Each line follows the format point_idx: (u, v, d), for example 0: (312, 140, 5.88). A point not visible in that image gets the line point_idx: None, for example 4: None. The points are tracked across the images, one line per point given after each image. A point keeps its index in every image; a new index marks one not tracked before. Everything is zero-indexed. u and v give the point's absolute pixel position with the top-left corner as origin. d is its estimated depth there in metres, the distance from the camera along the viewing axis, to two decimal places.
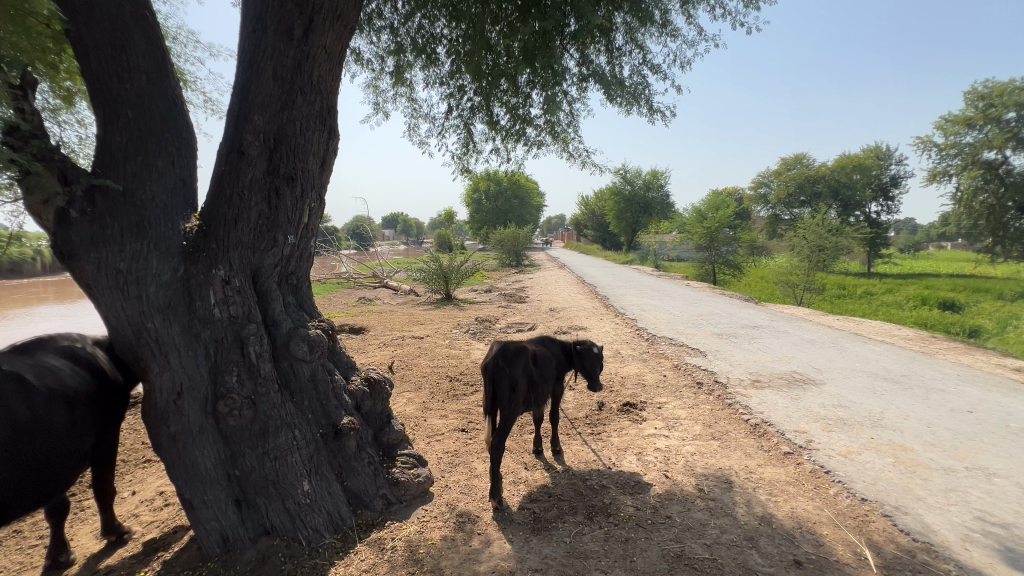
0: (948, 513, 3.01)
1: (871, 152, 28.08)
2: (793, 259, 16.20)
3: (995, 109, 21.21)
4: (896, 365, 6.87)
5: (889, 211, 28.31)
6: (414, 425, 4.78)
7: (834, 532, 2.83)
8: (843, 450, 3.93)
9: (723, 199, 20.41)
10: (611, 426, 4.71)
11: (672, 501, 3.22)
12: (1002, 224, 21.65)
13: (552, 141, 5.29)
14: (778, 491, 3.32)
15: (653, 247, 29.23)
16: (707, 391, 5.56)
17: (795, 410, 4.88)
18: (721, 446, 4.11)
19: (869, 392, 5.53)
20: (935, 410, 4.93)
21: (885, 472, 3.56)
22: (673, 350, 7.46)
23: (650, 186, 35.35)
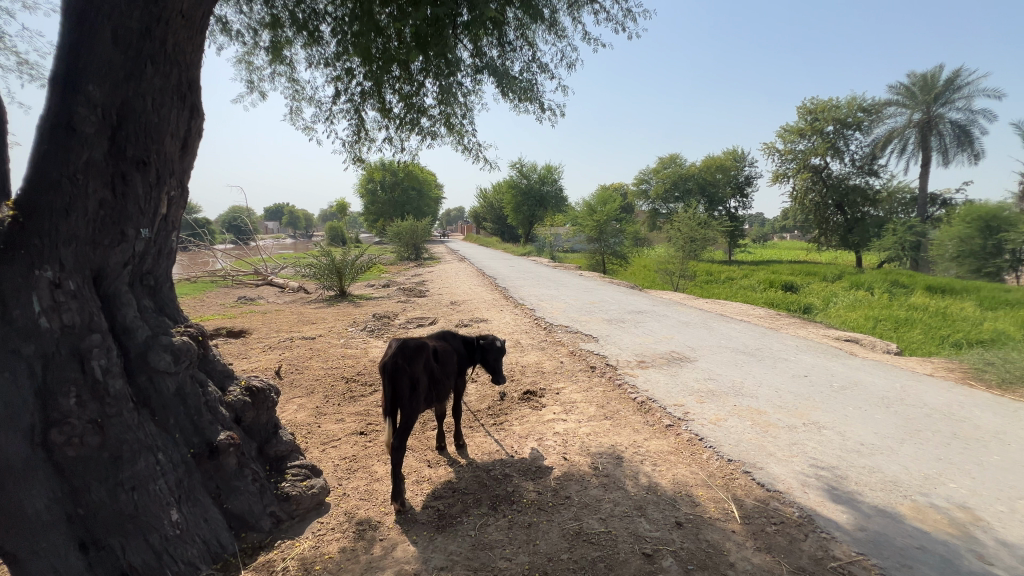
0: (791, 464, 3.56)
1: (730, 154, 32.05)
2: (670, 249, 17.95)
3: (819, 122, 25.37)
4: (751, 340, 7.97)
5: (744, 207, 32.67)
6: (307, 433, 4.44)
7: (706, 493, 3.19)
8: (713, 418, 4.46)
9: (610, 194, 21.92)
10: (514, 415, 4.82)
11: (570, 481, 3.39)
12: (824, 218, 26.30)
13: (447, 133, 5.20)
14: (661, 461, 3.66)
15: (549, 240, 30.49)
16: (600, 374, 5.95)
17: (674, 385, 5.43)
18: (613, 424, 4.43)
19: (732, 365, 6.34)
20: (781, 377, 5.81)
21: (745, 434, 4.10)
22: (569, 337, 7.86)
23: (545, 180, 36.65)
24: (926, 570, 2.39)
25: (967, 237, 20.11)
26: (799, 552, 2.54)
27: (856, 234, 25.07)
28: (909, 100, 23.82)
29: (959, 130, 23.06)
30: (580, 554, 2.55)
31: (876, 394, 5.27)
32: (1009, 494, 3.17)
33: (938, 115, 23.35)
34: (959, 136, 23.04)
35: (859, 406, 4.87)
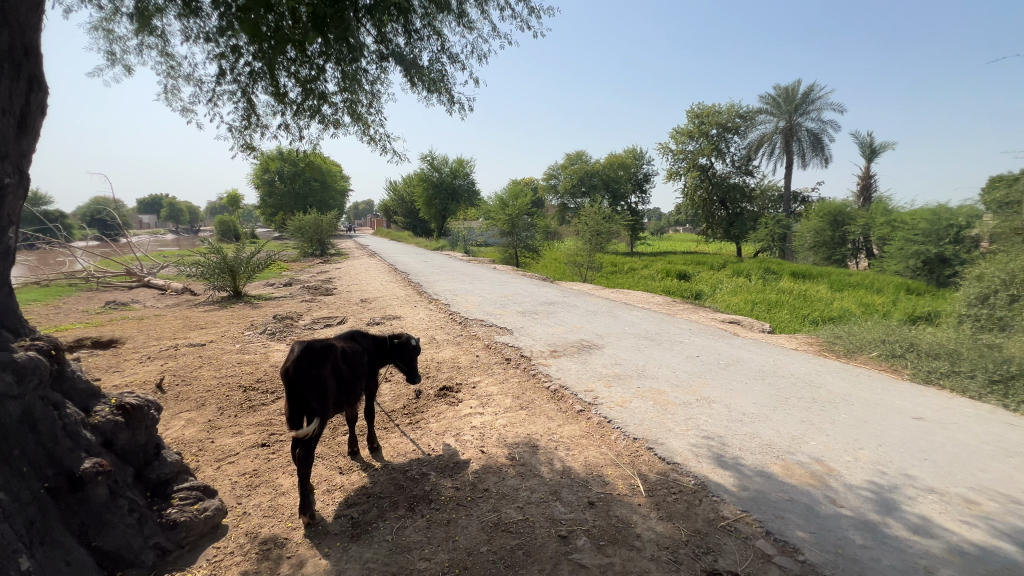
0: (687, 437, 3.92)
1: (630, 153, 34.18)
2: (578, 242, 18.74)
3: (704, 126, 27.93)
4: (652, 326, 8.62)
5: (644, 202, 35.10)
6: (197, 450, 3.99)
7: (615, 471, 3.40)
8: (619, 401, 4.75)
9: (521, 189, 22.32)
10: (430, 412, 4.74)
11: (488, 473, 3.42)
12: (711, 213, 29.10)
13: (351, 123, 4.93)
14: (574, 445, 3.83)
15: (462, 234, 30.32)
16: (515, 365, 6.07)
17: (585, 372, 5.70)
18: (528, 414, 4.55)
19: (635, 350, 6.82)
20: (677, 358, 6.37)
21: (648, 413, 4.43)
22: (484, 330, 7.91)
23: (456, 174, 36.29)
24: (794, 518, 2.76)
25: (821, 230, 23.52)
26: (695, 516, 2.81)
27: (736, 227, 28.15)
28: (775, 109, 27.07)
29: (813, 137, 26.71)
30: (500, 544, 2.58)
31: (754, 369, 5.99)
32: (853, 445, 3.78)
33: (798, 123, 26.88)
34: (814, 143, 26.75)
35: (741, 380, 5.49)
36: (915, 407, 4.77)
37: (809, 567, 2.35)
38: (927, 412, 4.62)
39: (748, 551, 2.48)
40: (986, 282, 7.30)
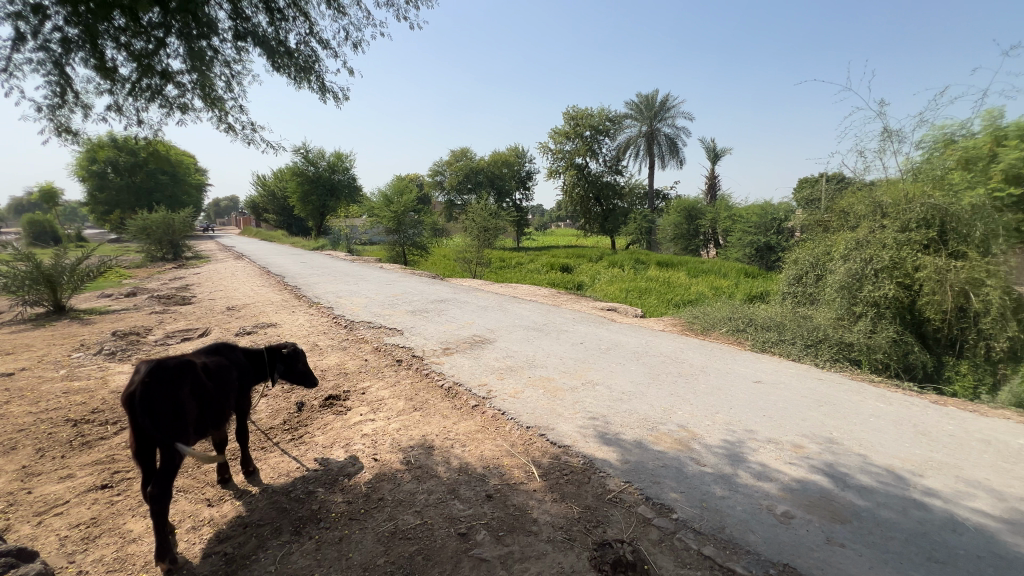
0: (575, 420, 4.15)
1: (513, 151, 35.17)
2: (466, 238, 18.79)
3: (579, 128, 29.78)
4: (540, 317, 9.00)
5: (528, 199, 36.41)
6: (5, 507, 3.20)
7: (510, 461, 3.48)
8: (512, 392, 4.88)
9: (406, 184, 21.69)
10: (315, 425, 4.39)
11: (382, 481, 3.27)
12: (588, 209, 31.24)
13: (204, 108, 4.33)
14: (469, 441, 3.85)
15: (344, 232, 28.57)
16: (407, 366, 5.89)
17: (478, 367, 5.75)
18: (423, 414, 4.45)
19: (525, 341, 7.07)
20: (564, 347, 6.74)
21: (538, 402, 4.61)
22: (372, 333, 7.55)
23: (334, 169, 33.91)
24: (668, 481, 3.09)
25: (679, 224, 26.57)
26: (586, 494, 3.00)
27: (610, 222, 30.59)
28: (639, 115, 29.86)
29: (670, 141, 30.06)
30: (398, 553, 2.49)
31: (631, 351, 6.59)
32: (711, 410, 4.35)
33: (657, 129, 29.99)
34: (670, 146, 30.10)
35: (620, 362, 6.00)
36: (754, 372, 5.67)
37: (681, 522, 2.65)
38: (764, 376, 5.52)
39: (632, 518, 2.71)
40: (799, 264, 8.87)
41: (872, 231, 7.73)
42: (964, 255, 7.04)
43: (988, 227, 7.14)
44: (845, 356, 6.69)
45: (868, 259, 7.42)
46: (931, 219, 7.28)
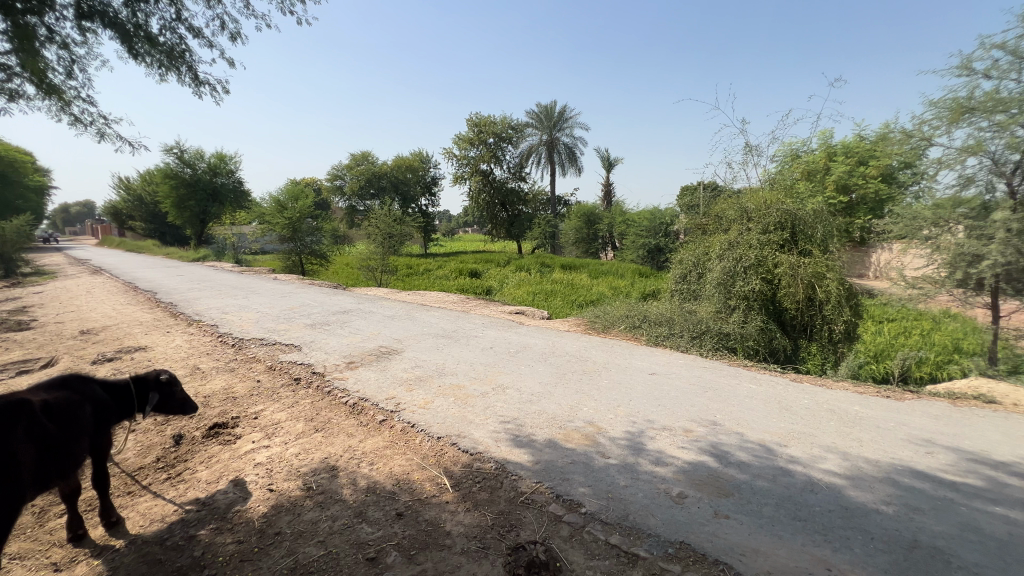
0: (486, 425, 4.15)
1: (417, 156, 34.50)
2: (370, 246, 18.00)
3: (483, 135, 30.09)
4: (449, 324, 8.89)
5: (434, 205, 35.93)
6: None
7: (422, 475, 3.38)
8: (422, 403, 4.74)
9: (301, 189, 20.25)
10: (196, 459, 3.89)
11: (279, 513, 2.99)
12: (494, 215, 31.66)
13: (42, 98, 3.72)
14: (378, 458, 3.66)
15: (231, 240, 25.87)
16: (306, 384, 5.46)
17: (385, 380, 5.51)
18: (325, 435, 4.15)
19: (434, 350, 6.93)
20: (474, 352, 6.72)
21: (450, 410, 4.53)
22: (265, 350, 6.91)
23: (216, 171, 30.38)
24: (576, 477, 3.20)
25: (580, 228, 28.00)
26: (498, 499, 3.00)
27: (516, 228, 31.29)
28: (539, 124, 30.97)
29: (568, 150, 31.59)
30: None
31: (539, 353, 6.76)
32: (613, 404, 4.61)
33: (557, 138, 31.34)
34: (569, 155, 31.63)
35: (528, 364, 6.13)
36: (650, 365, 6.13)
37: (589, 516, 2.76)
38: (658, 368, 5.99)
39: (543, 518, 2.76)
40: (684, 264, 9.77)
41: (741, 233, 8.77)
42: (810, 253, 8.34)
43: (827, 229, 8.51)
44: (724, 344, 7.53)
45: (738, 258, 8.40)
46: (784, 222, 8.49)
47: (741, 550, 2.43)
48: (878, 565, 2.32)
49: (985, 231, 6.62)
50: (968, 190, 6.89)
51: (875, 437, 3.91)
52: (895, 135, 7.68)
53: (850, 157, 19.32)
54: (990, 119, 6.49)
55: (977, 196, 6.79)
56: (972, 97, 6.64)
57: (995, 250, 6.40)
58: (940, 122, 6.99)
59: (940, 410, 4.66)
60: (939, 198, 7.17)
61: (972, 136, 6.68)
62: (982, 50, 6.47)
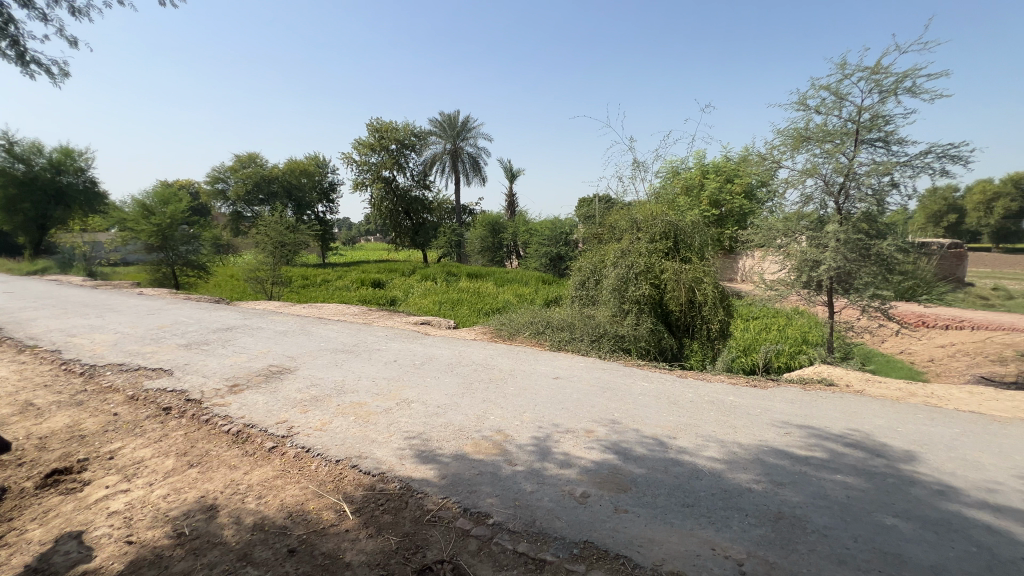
0: (390, 443, 3.95)
1: (312, 159, 32.36)
2: (258, 255, 16.42)
3: (384, 141, 29.15)
4: (348, 338, 8.40)
5: (332, 212, 33.90)
6: None
7: (318, 504, 3.11)
8: (318, 424, 4.39)
9: (173, 192, 17.89)
10: (26, 517, 3.19)
11: (141, 569, 2.55)
12: (398, 223, 30.75)
13: None
14: (266, 490, 3.30)
15: (80, 249, 22.02)
16: (178, 414, 4.78)
17: (275, 402, 5.01)
18: (202, 470, 3.66)
19: (333, 366, 6.48)
20: (377, 367, 6.41)
21: (350, 430, 4.25)
22: (126, 377, 5.94)
23: (61, 168, 25.73)
24: (485, 488, 3.17)
25: (485, 237, 28.28)
26: (403, 520, 2.86)
27: (421, 236, 30.70)
28: (443, 133, 30.83)
29: (473, 160, 31.83)
30: None
31: (444, 364, 6.64)
32: (520, 411, 4.66)
33: (460, 147, 31.42)
34: (473, 165, 31.89)
35: (434, 376, 5.99)
36: (554, 369, 6.33)
37: (497, 526, 2.74)
38: (561, 372, 6.21)
39: (451, 534, 2.69)
40: (582, 271, 10.28)
41: (631, 242, 9.46)
42: (689, 260, 9.28)
43: (703, 239, 9.53)
44: (620, 346, 8.07)
45: (630, 265, 9.05)
46: (668, 232, 9.35)
47: (639, 541, 2.57)
48: (752, 538, 2.59)
49: (821, 241, 7.88)
50: (808, 206, 8.15)
51: (746, 423, 4.42)
52: (754, 158, 8.87)
53: (720, 176, 21.91)
54: (821, 147, 7.76)
55: (815, 211, 8.06)
56: (808, 128, 7.89)
57: (829, 257, 7.64)
58: (785, 148, 8.21)
59: (794, 395, 5.42)
60: (788, 212, 8.39)
61: (809, 161, 7.92)
62: (814, 89, 7.72)
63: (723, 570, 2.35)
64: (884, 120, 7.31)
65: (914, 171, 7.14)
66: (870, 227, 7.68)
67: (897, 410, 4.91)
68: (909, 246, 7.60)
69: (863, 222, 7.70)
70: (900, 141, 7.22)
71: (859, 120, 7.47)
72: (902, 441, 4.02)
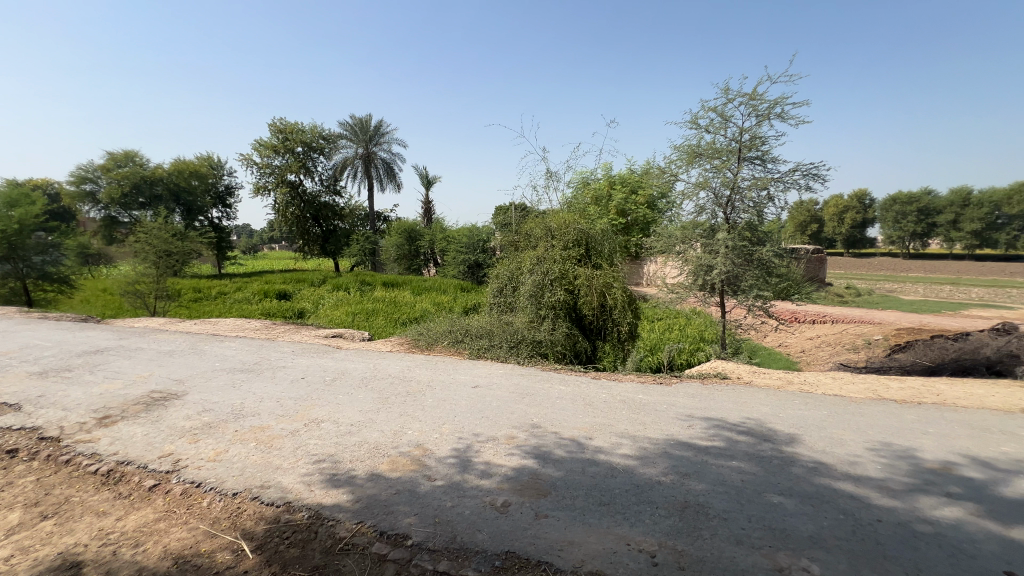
0: (297, 469, 3.64)
1: (204, 160, 29.34)
2: (137, 267, 14.43)
3: (289, 142, 27.29)
4: (248, 356, 7.66)
5: (229, 218, 30.91)
6: None
7: (212, 545, 2.76)
8: (212, 454, 3.93)
9: (24, 193, 15.17)
10: None
11: None
12: (306, 230, 28.85)
13: None
14: (145, 537, 2.87)
15: None
16: (28, 457, 4.01)
17: (158, 433, 4.40)
18: (61, 521, 3.09)
19: (229, 388, 5.86)
20: (281, 386, 5.91)
21: (250, 458, 3.85)
22: None
23: None
24: (403, 508, 3.03)
25: (401, 245, 27.52)
26: (312, 553, 2.63)
27: (331, 244, 29.07)
28: (354, 137, 29.60)
29: (387, 166, 30.89)
30: None
31: (358, 378, 6.30)
32: (439, 423, 4.55)
33: (373, 152, 30.36)
34: (388, 171, 30.94)
35: (346, 392, 5.66)
36: (473, 378, 6.28)
37: (416, 547, 2.62)
38: (480, 380, 6.17)
39: (366, 562, 2.53)
40: (500, 278, 10.37)
41: (546, 249, 9.73)
42: (600, 266, 9.76)
43: (611, 246, 10.08)
44: (537, 351, 8.24)
45: (545, 271, 9.31)
46: (580, 240, 9.76)
47: (559, 545, 2.61)
48: (662, 529, 2.75)
49: (713, 248, 8.69)
50: (701, 216, 8.97)
51: (654, 418, 4.71)
52: (655, 171, 9.58)
53: (625, 187, 23.39)
54: (711, 163, 8.58)
55: (707, 221, 8.89)
56: (700, 145, 8.69)
57: (720, 262, 8.44)
58: (681, 163, 8.98)
59: (695, 390, 5.88)
60: (685, 221, 9.16)
61: (701, 175, 8.73)
62: (704, 110, 8.52)
63: (638, 563, 2.45)
64: (761, 141, 8.27)
65: (785, 186, 8.16)
66: (752, 235, 8.63)
67: (779, 398, 5.53)
68: (783, 252, 8.66)
69: (747, 231, 8.63)
70: (774, 160, 8.21)
71: (741, 140, 8.38)
72: (784, 426, 4.52)
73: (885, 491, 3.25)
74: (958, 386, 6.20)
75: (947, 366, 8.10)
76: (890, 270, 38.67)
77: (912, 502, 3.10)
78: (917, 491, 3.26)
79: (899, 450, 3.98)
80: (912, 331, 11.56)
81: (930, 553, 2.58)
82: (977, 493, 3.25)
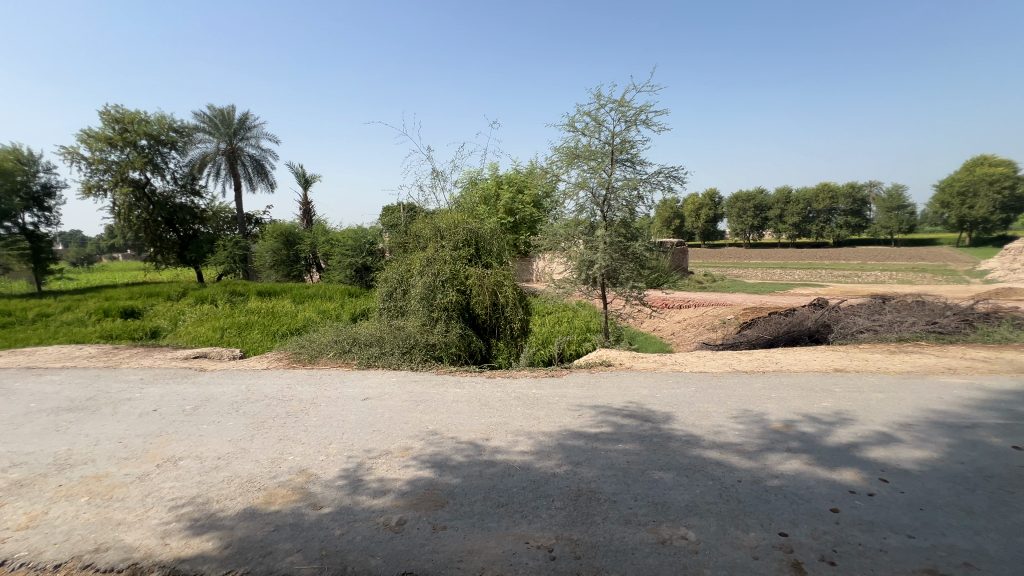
0: (147, 521, 3.07)
1: (8, 152, 23.72)
2: None
3: (129, 134, 23.26)
4: (78, 390, 6.33)
5: (48, 223, 25.40)
6: None
7: None
8: (23, 520, 3.15)
9: None
10: None
11: None
12: (157, 236, 24.85)
13: None
14: None
15: None
16: None
17: None
18: None
19: (50, 433, 4.77)
20: (125, 423, 4.98)
21: (80, 517, 3.16)
22: None
23: None
24: (283, 545, 2.71)
25: (277, 249, 25.13)
26: None
27: (191, 251, 25.48)
28: (214, 130, 26.20)
29: (256, 163, 27.92)
30: None
31: (227, 403, 5.55)
32: (325, 443, 4.18)
33: (238, 147, 27.23)
34: (257, 168, 27.95)
35: (212, 420, 4.95)
36: (362, 390, 5.92)
37: None
38: (369, 392, 5.83)
39: None
40: (389, 281, 9.90)
41: (436, 250, 9.59)
42: (490, 266, 9.88)
43: (500, 244, 10.25)
44: (431, 355, 8.04)
45: (436, 272, 9.18)
46: (469, 240, 9.80)
47: (459, 556, 2.54)
48: (558, 522, 2.82)
49: (594, 244, 9.25)
50: (582, 214, 9.49)
51: (547, 412, 4.85)
52: (539, 171, 9.91)
53: (512, 186, 24.08)
54: (588, 164, 9.13)
55: (587, 219, 9.43)
56: (578, 147, 9.19)
57: (600, 257, 9.03)
58: (562, 164, 9.43)
59: (584, 380, 6.19)
60: (568, 219, 9.62)
61: (580, 175, 9.25)
62: (579, 114, 9.01)
63: (536, 561, 2.48)
64: (630, 145, 8.99)
65: (652, 186, 8.99)
66: (626, 231, 9.36)
67: (656, 380, 6.05)
68: (651, 246, 9.55)
69: (622, 227, 9.33)
70: (642, 163, 8.99)
71: (613, 144, 9.02)
72: (661, 405, 4.97)
73: (742, 454, 3.73)
74: (790, 355, 7.40)
75: (782, 338, 9.64)
76: (736, 258, 45.18)
77: (763, 461, 3.59)
78: (766, 450, 3.79)
79: (751, 415, 4.60)
80: (755, 310, 13.54)
81: (777, 503, 3.00)
82: (808, 445, 3.88)
